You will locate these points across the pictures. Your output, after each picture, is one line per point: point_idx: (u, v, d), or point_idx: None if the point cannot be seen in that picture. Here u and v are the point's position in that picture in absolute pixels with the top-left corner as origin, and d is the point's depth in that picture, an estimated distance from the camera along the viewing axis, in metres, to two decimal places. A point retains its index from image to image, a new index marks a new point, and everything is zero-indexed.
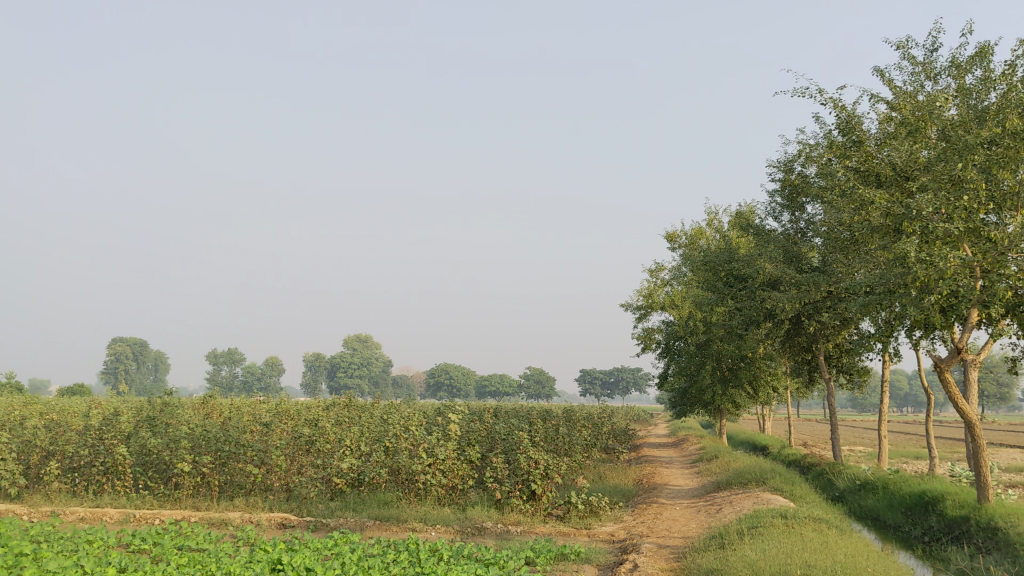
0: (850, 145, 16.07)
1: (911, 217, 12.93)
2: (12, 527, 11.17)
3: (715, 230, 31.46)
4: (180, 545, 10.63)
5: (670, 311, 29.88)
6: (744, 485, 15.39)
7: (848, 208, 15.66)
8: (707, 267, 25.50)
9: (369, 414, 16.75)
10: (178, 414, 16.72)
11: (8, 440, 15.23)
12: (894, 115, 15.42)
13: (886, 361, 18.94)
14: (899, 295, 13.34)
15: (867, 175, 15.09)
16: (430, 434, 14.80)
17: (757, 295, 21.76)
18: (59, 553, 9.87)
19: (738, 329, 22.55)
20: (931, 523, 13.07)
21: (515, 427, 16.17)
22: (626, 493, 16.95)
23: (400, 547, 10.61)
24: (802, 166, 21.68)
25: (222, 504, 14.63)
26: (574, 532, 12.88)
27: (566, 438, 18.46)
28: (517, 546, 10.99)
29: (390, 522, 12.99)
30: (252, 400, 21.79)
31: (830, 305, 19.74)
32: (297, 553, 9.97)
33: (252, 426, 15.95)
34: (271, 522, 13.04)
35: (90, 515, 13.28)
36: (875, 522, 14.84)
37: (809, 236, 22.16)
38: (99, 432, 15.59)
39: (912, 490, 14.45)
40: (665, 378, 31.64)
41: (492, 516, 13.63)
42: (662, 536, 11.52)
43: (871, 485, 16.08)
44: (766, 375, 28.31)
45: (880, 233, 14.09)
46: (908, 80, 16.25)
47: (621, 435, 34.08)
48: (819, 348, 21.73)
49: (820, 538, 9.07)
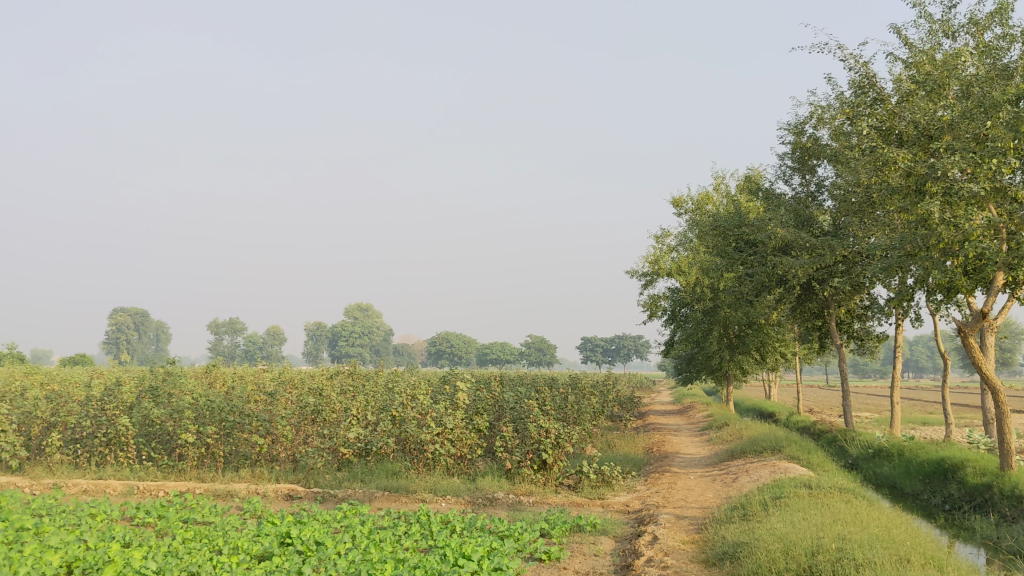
0: (867, 103, 15.64)
1: (935, 177, 12.46)
2: (13, 501, 10.89)
3: (722, 195, 31.03)
4: (185, 518, 10.34)
5: (677, 278, 29.48)
6: (758, 454, 15.11)
7: (867, 168, 15.20)
8: (715, 231, 25.08)
9: (375, 384, 16.40)
10: (181, 383, 16.40)
11: (8, 412, 14.90)
12: (913, 73, 15.01)
13: (900, 325, 18.59)
14: (921, 257, 12.95)
15: (888, 134, 14.62)
16: (439, 403, 14.47)
17: (768, 260, 21.38)
18: (61, 528, 9.58)
19: (748, 295, 22.14)
20: (952, 491, 12.81)
21: (523, 395, 15.84)
22: (637, 462, 16.67)
23: (411, 518, 10.32)
24: (814, 128, 21.20)
25: (227, 475, 14.34)
26: (588, 502, 12.60)
27: (575, 406, 18.15)
28: (531, 518, 10.69)
29: (399, 493, 12.68)
30: (255, 369, 21.46)
31: (843, 270, 19.38)
32: (306, 526, 9.70)
33: (257, 396, 15.62)
34: (277, 494, 12.75)
35: (92, 488, 12.98)
36: (892, 490, 14.57)
37: (821, 199, 21.77)
38: (101, 403, 15.25)
39: (930, 456, 14.16)
40: (671, 345, 31.36)
41: (503, 486, 13.34)
42: (679, 506, 11.21)
43: (885, 453, 15.79)
44: (774, 341, 27.99)
45: (900, 194, 13.67)
46: (925, 38, 15.76)
47: (627, 403, 33.84)
48: (830, 314, 21.37)
49: (849, 509, 8.77)
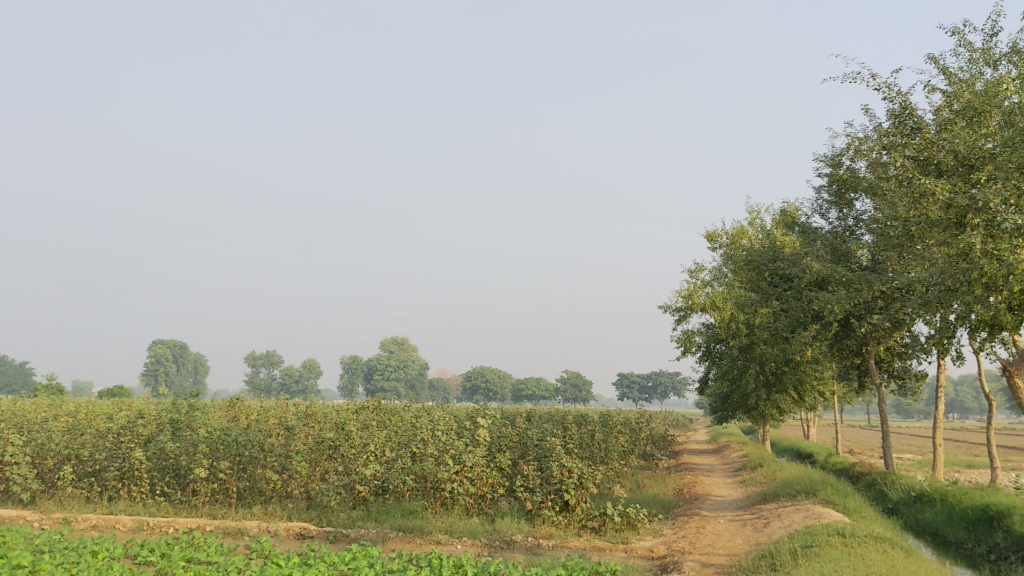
0: (905, 133, 15.14)
1: (976, 208, 11.86)
2: (16, 536, 10.62)
3: (757, 229, 30.45)
4: (188, 558, 9.97)
5: (711, 313, 28.93)
6: (792, 497, 14.45)
7: (905, 199, 14.65)
8: (749, 266, 24.50)
9: (398, 419, 16.06)
10: (200, 417, 16.12)
11: (23, 443, 14.70)
12: (954, 102, 14.46)
13: (942, 364, 17.87)
14: (962, 292, 12.34)
15: (926, 164, 14.07)
16: (458, 440, 14.04)
17: (803, 295, 20.75)
18: (59, 566, 9.25)
19: (783, 332, 21.47)
20: (998, 540, 12.11)
21: (548, 432, 15.35)
22: (665, 504, 16.08)
23: (422, 562, 9.86)
24: (851, 160, 20.63)
25: (240, 511, 13.99)
26: (610, 547, 12.05)
27: (602, 445, 17.61)
28: (548, 563, 10.18)
29: (414, 534, 12.22)
30: (280, 401, 21.15)
31: (882, 306, 18.69)
32: (310, 568, 9.30)
33: (277, 429, 15.29)
34: (289, 532, 12.37)
35: (102, 523, 12.71)
36: (933, 537, 13.83)
37: (858, 234, 21.14)
38: (119, 436, 15.06)
39: (975, 502, 13.44)
40: (705, 382, 30.69)
41: (522, 528, 12.82)
42: (705, 553, 10.65)
43: (927, 497, 15.04)
44: (812, 379, 27.24)
45: (940, 226, 13.05)
46: (964, 67, 15.17)
47: (660, 441, 33.06)
48: (869, 351, 20.68)
49: (886, 561, 8.20)
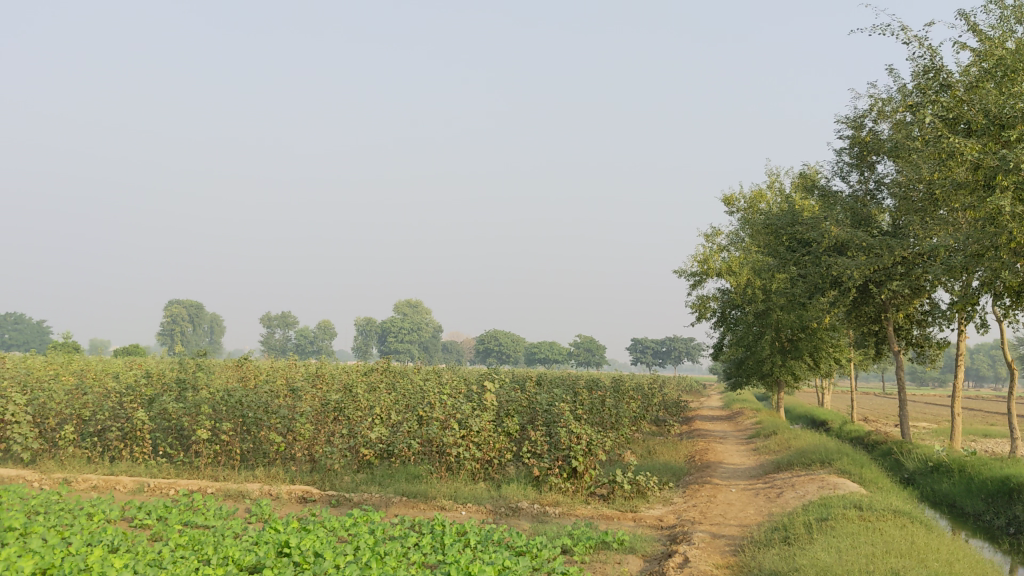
0: (933, 90, 14.53)
1: (1005, 169, 11.27)
2: (12, 497, 10.41)
3: (776, 193, 29.87)
4: (185, 521, 9.73)
5: (727, 278, 28.49)
6: (806, 467, 14.10)
7: (931, 159, 14.10)
8: (766, 230, 23.92)
9: (407, 381, 15.77)
10: (204, 377, 15.87)
11: (24, 401, 14.50)
12: (985, 60, 13.85)
13: (963, 331, 17.40)
14: (989, 258, 11.84)
15: (954, 124, 13.47)
16: (465, 404, 13.73)
17: (821, 261, 20.22)
18: (51, 528, 8.99)
19: (801, 297, 20.99)
20: (1018, 513, 11.73)
21: (557, 398, 15.04)
22: (676, 472, 15.79)
23: (424, 529, 9.58)
24: (874, 122, 20.05)
25: (242, 473, 13.79)
26: (618, 515, 11.75)
27: (613, 410, 17.31)
28: (554, 531, 9.88)
29: (418, 499, 11.97)
30: (289, 361, 20.92)
31: (903, 272, 18.18)
32: (309, 533, 9.04)
33: (281, 391, 15.02)
34: (291, 496, 12.14)
35: (102, 484, 12.53)
36: (951, 509, 13.48)
37: (880, 198, 20.55)
38: (122, 396, 14.87)
39: (994, 473, 13.07)
40: (719, 348, 30.31)
41: (529, 494, 12.55)
42: (716, 523, 10.32)
43: (945, 468, 14.66)
44: (828, 346, 26.77)
45: (968, 187, 12.51)
46: (995, 25, 14.51)
47: (671, 407, 32.81)
48: (888, 319, 20.19)
49: (906, 537, 7.83)
